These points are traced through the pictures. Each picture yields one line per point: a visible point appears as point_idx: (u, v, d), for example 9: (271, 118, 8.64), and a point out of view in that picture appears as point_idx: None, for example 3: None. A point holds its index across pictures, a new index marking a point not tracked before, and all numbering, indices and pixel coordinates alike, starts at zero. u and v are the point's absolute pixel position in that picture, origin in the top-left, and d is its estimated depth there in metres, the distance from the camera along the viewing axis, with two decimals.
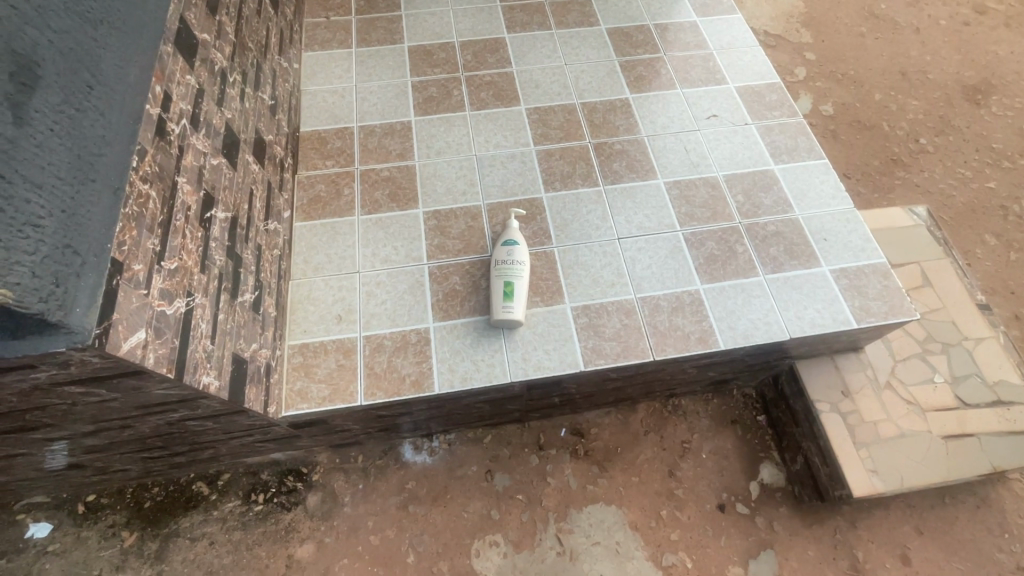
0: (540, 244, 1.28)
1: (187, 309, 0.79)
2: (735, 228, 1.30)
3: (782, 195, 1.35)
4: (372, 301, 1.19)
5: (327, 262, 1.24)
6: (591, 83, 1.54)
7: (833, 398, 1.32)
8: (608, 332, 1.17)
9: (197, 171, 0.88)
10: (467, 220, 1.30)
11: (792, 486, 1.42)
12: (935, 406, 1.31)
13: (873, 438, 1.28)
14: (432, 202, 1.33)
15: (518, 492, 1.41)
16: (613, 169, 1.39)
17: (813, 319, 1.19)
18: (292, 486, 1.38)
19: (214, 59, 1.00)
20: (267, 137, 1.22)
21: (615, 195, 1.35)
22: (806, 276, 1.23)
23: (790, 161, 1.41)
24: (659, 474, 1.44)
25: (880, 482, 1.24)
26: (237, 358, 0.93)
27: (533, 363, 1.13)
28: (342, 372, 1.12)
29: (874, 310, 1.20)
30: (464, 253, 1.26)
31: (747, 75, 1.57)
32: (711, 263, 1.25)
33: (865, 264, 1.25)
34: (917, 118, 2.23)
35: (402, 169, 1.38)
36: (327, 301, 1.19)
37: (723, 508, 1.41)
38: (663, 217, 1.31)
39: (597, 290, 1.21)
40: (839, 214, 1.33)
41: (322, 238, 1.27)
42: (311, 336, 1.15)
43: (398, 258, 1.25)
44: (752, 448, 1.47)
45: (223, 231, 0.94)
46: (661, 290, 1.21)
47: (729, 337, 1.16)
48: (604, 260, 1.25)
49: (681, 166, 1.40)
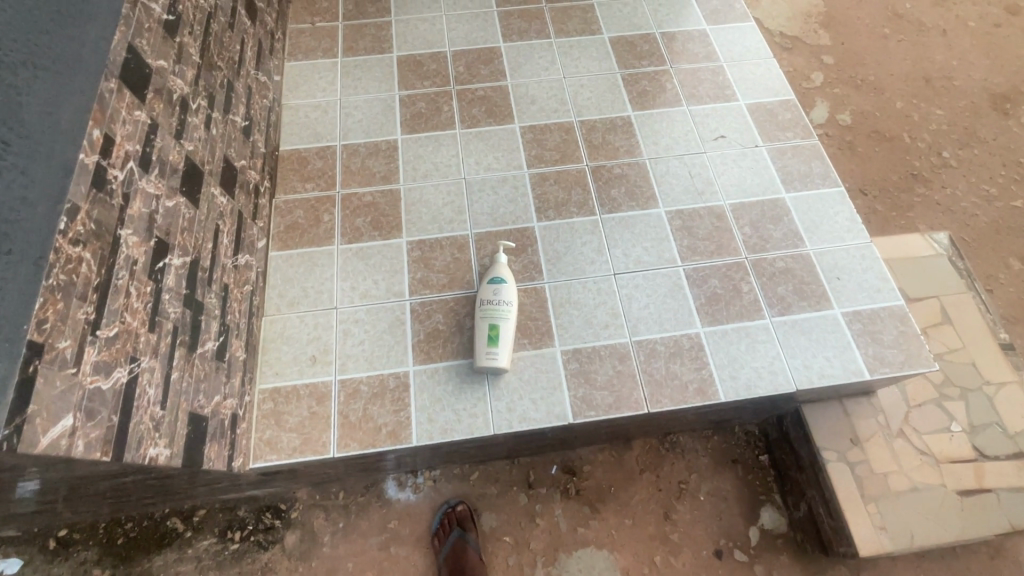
0: (530, 278, 1.19)
1: (130, 378, 0.72)
2: (741, 264, 1.21)
3: (793, 227, 1.26)
4: (349, 341, 1.12)
5: (303, 297, 1.17)
6: (591, 98, 1.44)
7: (841, 446, 1.24)
8: (600, 380, 1.09)
9: (146, 218, 0.80)
10: (452, 251, 1.22)
11: (793, 533, 1.35)
12: (950, 458, 1.22)
13: (883, 491, 1.20)
14: (416, 231, 1.25)
15: (505, 534, 1.35)
16: (611, 196, 1.29)
17: (823, 369, 1.10)
18: (270, 524, 1.32)
19: (173, 87, 0.92)
20: (239, 162, 1.14)
21: (612, 225, 1.26)
22: (817, 319, 1.14)
23: (803, 188, 1.31)
24: (654, 517, 1.37)
25: (889, 540, 1.16)
26: (195, 416, 0.87)
27: (518, 414, 1.06)
28: (314, 421, 1.05)
29: (890, 359, 1.10)
30: (449, 288, 1.18)
31: (759, 91, 1.46)
32: (714, 303, 1.16)
33: (880, 307, 1.16)
34: (940, 129, 2.11)
35: (385, 194, 1.30)
36: (301, 340, 1.12)
37: (720, 555, 1.34)
38: (663, 251, 1.22)
39: (589, 332, 1.13)
40: (854, 249, 1.23)
41: (299, 270, 1.20)
42: (282, 380, 1.08)
43: (378, 294, 1.17)
44: (752, 490, 1.39)
45: (179, 278, 0.87)
46: (658, 334, 1.13)
47: (731, 388, 1.08)
48: (598, 298, 1.17)
49: (685, 193, 1.30)
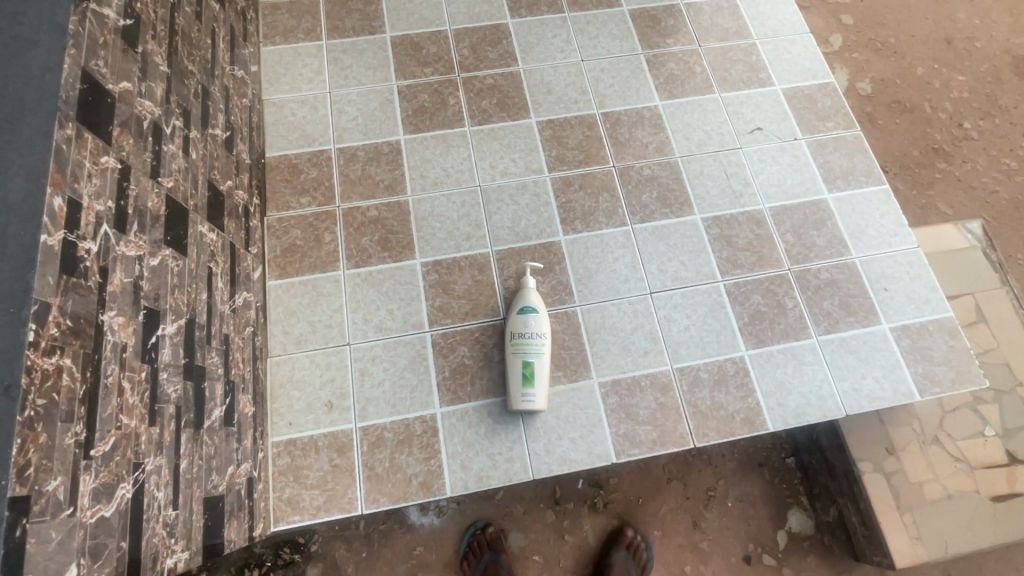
0: (560, 302, 1.09)
1: (136, 488, 0.62)
2: (784, 276, 1.13)
3: (837, 233, 1.17)
4: (366, 382, 1.02)
5: (311, 333, 1.05)
6: (614, 86, 1.29)
7: (877, 457, 1.22)
8: (642, 415, 1.02)
9: (131, 289, 0.67)
10: (473, 273, 1.11)
11: (821, 535, 1.34)
12: (984, 463, 1.22)
13: (919, 501, 1.19)
14: (430, 251, 1.12)
15: (534, 553, 1.32)
16: (642, 202, 1.18)
17: (872, 392, 1.05)
18: (289, 558, 1.26)
19: (142, 112, 0.75)
20: (224, 185, 0.98)
21: (645, 236, 1.15)
22: (864, 336, 1.08)
23: (845, 187, 1.21)
24: (683, 527, 1.35)
25: (923, 550, 1.16)
26: (210, 499, 0.77)
27: (557, 456, 0.99)
28: (337, 474, 0.96)
29: (940, 378, 1.06)
30: (472, 316, 1.07)
31: (796, 74, 1.32)
32: (758, 322, 1.09)
33: (929, 320, 1.10)
34: (962, 97, 1.99)
35: (392, 207, 1.16)
36: (314, 383, 1.02)
37: (749, 561, 1.34)
38: (702, 264, 1.13)
39: (628, 360, 1.05)
40: (901, 256, 1.15)
41: (302, 301, 1.08)
42: (297, 430, 0.99)
43: (394, 326, 1.06)
44: (780, 494, 1.38)
45: (175, 349, 0.74)
46: (700, 359, 1.06)
47: (779, 417, 1.02)
48: (635, 322, 1.08)
49: (721, 196, 1.19)
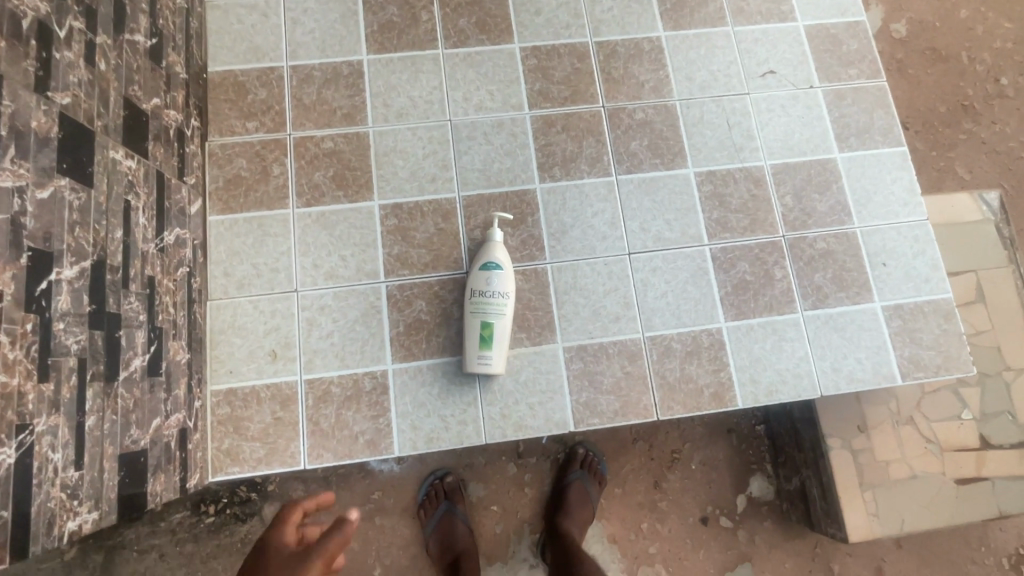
0: (530, 258, 1.00)
1: (21, 453, 0.56)
2: (776, 244, 1.03)
3: (841, 198, 1.06)
4: (314, 332, 0.95)
5: (255, 276, 0.97)
6: (612, 10, 1.12)
7: (847, 433, 1.19)
8: (606, 384, 0.96)
9: (7, 228, 0.57)
10: (436, 220, 1.00)
11: (780, 501, 1.34)
12: (955, 446, 1.19)
13: (882, 479, 1.17)
14: (390, 193, 1.01)
15: (493, 503, 1.31)
16: (631, 151, 1.05)
17: (853, 373, 0.99)
18: (246, 496, 1.26)
19: (18, 7, 0.62)
20: (150, 103, 0.85)
21: (629, 189, 1.04)
22: (853, 313, 1.01)
23: (859, 146, 1.09)
24: (644, 486, 1.35)
25: (878, 526, 1.15)
26: (128, 455, 0.72)
27: (513, 422, 0.94)
28: (279, 428, 0.92)
29: (925, 363, 1.00)
30: (432, 268, 0.99)
31: (824, 9, 1.15)
32: (741, 292, 1.01)
33: (925, 300, 1.02)
34: (1005, 47, 1.79)
35: (350, 139, 1.03)
36: (257, 331, 0.95)
37: (706, 521, 1.34)
38: (688, 225, 1.03)
39: (597, 325, 0.98)
40: (907, 228, 1.05)
41: (247, 241, 0.98)
42: (238, 379, 0.93)
43: (347, 274, 0.98)
44: (745, 460, 1.36)
45: (77, 295, 0.66)
46: (674, 328, 0.99)
47: (750, 394, 0.97)
48: (609, 284, 1.00)
49: (719, 149, 1.07)
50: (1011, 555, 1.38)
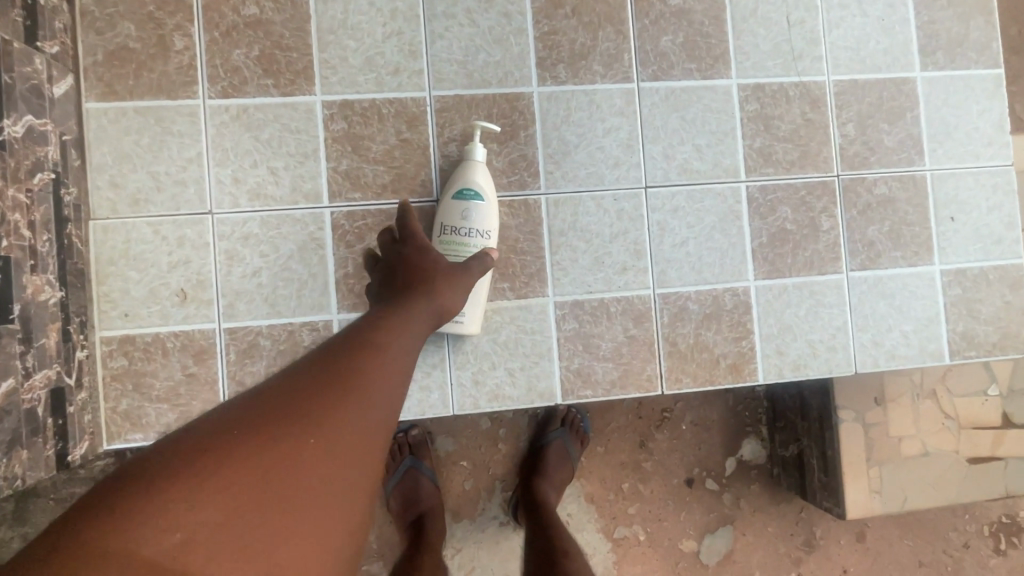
0: (520, 186, 0.78)
1: None
2: (828, 185, 0.82)
3: (914, 131, 0.84)
4: (236, 268, 0.74)
5: (154, 190, 0.73)
6: None
7: (862, 406, 1.06)
8: (603, 349, 0.78)
9: None
10: (399, 128, 0.76)
11: (772, 466, 1.25)
12: (974, 423, 1.08)
13: (892, 455, 1.07)
14: (336, 86, 0.75)
15: (462, 459, 1.18)
16: (660, 50, 0.80)
17: (894, 349, 0.83)
18: None
19: None
20: None
21: (653, 102, 0.80)
22: (907, 277, 0.83)
23: (946, 64, 0.85)
24: (629, 445, 1.23)
25: (879, 503, 1.06)
26: None
27: (488, 390, 0.77)
28: (192, 387, 0.73)
29: (979, 340, 0.84)
30: (392, 192, 0.76)
31: None
32: (778, 244, 0.81)
33: (992, 266, 0.84)
34: None
35: (282, 5, 0.75)
36: (159, 264, 0.73)
37: (692, 484, 1.24)
38: (723, 154, 0.81)
39: (597, 278, 0.78)
40: (987, 175, 0.85)
41: (140, 141, 0.73)
42: (136, 325, 0.72)
43: (278, 194, 0.74)
44: (740, 422, 1.25)
45: None
46: (692, 285, 0.80)
47: (773, 368, 0.81)
48: (617, 226, 0.79)
49: (772, 56, 0.82)
50: (993, 523, 1.33)
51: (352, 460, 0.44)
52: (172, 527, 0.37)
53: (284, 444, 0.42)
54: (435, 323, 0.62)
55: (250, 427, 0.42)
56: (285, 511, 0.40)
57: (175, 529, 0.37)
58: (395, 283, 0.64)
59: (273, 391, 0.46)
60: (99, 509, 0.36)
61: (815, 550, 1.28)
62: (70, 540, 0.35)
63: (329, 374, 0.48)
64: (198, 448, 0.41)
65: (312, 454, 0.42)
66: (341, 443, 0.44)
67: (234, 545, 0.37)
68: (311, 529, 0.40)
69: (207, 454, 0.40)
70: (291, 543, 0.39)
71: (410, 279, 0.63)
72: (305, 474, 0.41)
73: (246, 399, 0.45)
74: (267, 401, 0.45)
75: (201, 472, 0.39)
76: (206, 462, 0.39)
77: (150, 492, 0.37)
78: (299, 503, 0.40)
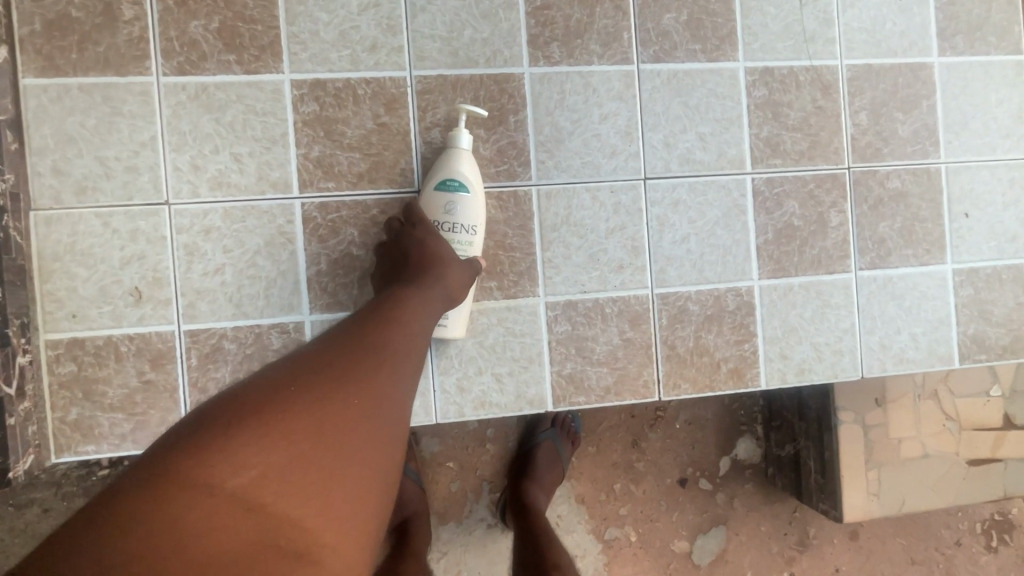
0: (509, 176, 0.71)
1: None
2: (838, 178, 0.77)
3: (930, 121, 0.79)
4: (196, 265, 0.67)
5: (103, 177, 0.65)
6: None
7: (862, 407, 1.03)
8: (597, 353, 0.73)
9: None
10: (377, 111, 0.69)
11: (766, 466, 1.22)
12: (975, 424, 1.05)
13: (891, 457, 1.04)
14: (306, 63, 0.68)
15: (448, 459, 1.14)
16: (662, 29, 0.74)
17: (902, 353, 0.79)
18: None
19: None
20: None
21: (654, 86, 0.74)
22: (918, 277, 0.79)
23: (965, 49, 0.79)
24: (621, 445, 1.19)
25: (876, 506, 1.04)
26: None
27: (473, 397, 0.71)
28: (149, 394, 0.66)
29: (990, 343, 0.80)
30: (369, 182, 0.69)
31: None
32: (784, 242, 0.76)
33: (1005, 265, 0.80)
34: None
35: None
36: (109, 260, 0.66)
37: (685, 484, 1.21)
38: (728, 144, 0.75)
39: (592, 277, 0.73)
40: (1003, 169, 0.80)
41: (86, 122, 0.65)
42: (85, 327, 0.65)
43: (242, 182, 0.67)
44: (735, 421, 1.21)
45: None
46: (692, 285, 0.75)
47: (776, 372, 0.76)
48: (614, 220, 0.73)
49: (782, 37, 0.76)
50: (985, 521, 1.30)
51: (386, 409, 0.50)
52: (245, 463, 0.42)
53: (331, 395, 0.47)
54: (449, 302, 0.63)
55: (299, 382, 0.48)
56: (328, 461, 0.45)
57: (249, 464, 0.42)
58: (400, 263, 0.64)
59: (313, 355, 0.51)
60: (180, 450, 0.42)
61: (807, 550, 1.24)
62: (155, 478, 0.40)
63: (355, 343, 0.53)
64: (255, 399, 0.46)
65: (353, 405, 0.48)
66: (379, 395, 0.50)
67: (300, 479, 0.43)
68: (361, 464, 0.47)
69: (264, 404, 0.45)
70: (334, 488, 0.44)
71: (421, 258, 0.63)
72: (350, 420, 0.47)
73: (287, 362, 0.51)
74: (309, 361, 0.50)
75: (261, 420, 0.44)
76: (267, 410, 0.45)
77: (223, 435, 0.43)
78: (350, 441, 0.46)
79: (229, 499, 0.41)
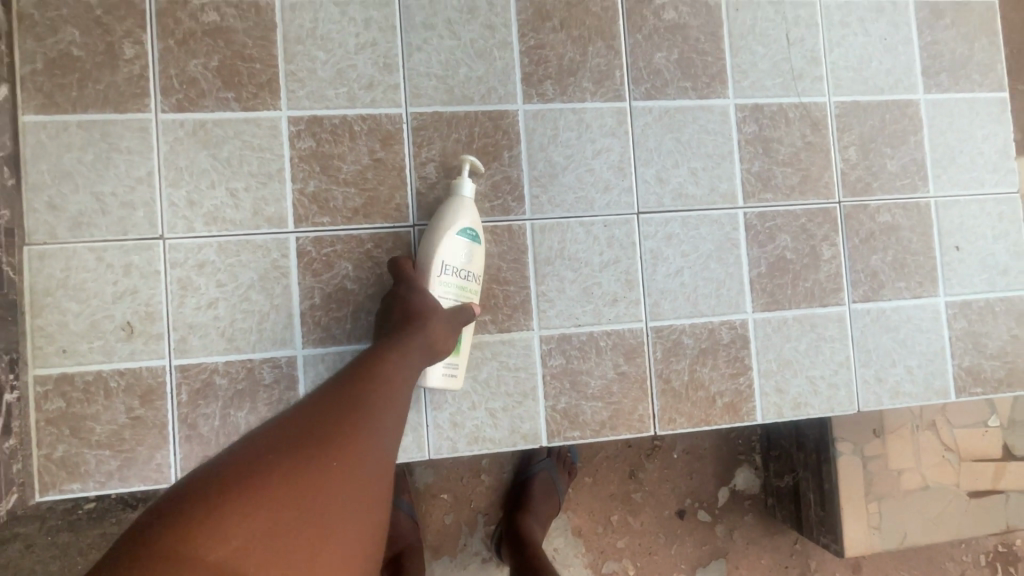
0: (504, 211, 0.72)
1: None
2: (830, 212, 0.78)
3: (918, 156, 0.80)
4: (189, 299, 0.67)
5: (98, 212, 0.66)
6: None
7: (860, 438, 1.02)
8: (592, 387, 0.73)
9: None
10: (373, 147, 0.70)
11: (765, 496, 1.20)
12: (975, 455, 1.04)
13: (891, 489, 1.02)
14: (303, 101, 0.69)
15: (442, 491, 1.12)
16: (653, 67, 0.75)
17: (898, 386, 0.78)
18: None
19: None
20: None
21: (646, 122, 0.75)
22: (912, 310, 0.79)
23: (949, 86, 0.81)
24: (618, 476, 1.17)
25: (878, 540, 1.02)
26: None
27: (466, 432, 0.71)
28: (138, 430, 0.65)
29: (986, 376, 0.80)
30: (365, 217, 0.70)
31: None
32: (778, 275, 0.77)
33: (998, 298, 0.80)
34: None
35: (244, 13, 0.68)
36: (102, 294, 0.66)
37: (683, 515, 1.19)
38: (720, 179, 0.76)
39: (586, 310, 0.73)
40: (992, 203, 0.81)
41: (83, 158, 0.66)
42: (75, 363, 0.65)
43: (237, 217, 0.68)
44: (733, 451, 1.20)
45: None
46: (686, 318, 0.75)
47: (773, 406, 0.76)
48: (607, 254, 0.74)
49: (771, 75, 0.78)
50: (990, 553, 1.28)
51: (370, 466, 0.51)
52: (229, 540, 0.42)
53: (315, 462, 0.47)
54: (439, 351, 0.62)
55: (286, 448, 0.47)
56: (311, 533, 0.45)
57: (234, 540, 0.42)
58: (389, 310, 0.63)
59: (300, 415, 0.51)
60: (169, 524, 0.41)
61: None
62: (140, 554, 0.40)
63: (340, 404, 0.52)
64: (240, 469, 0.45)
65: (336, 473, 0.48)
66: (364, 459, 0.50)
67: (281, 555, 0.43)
68: (343, 533, 0.47)
69: (249, 470, 0.45)
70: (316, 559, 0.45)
71: (411, 311, 0.63)
72: (333, 483, 0.47)
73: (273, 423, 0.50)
74: (295, 423, 0.50)
75: (245, 488, 0.44)
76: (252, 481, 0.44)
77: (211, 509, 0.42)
78: (332, 512, 0.46)
79: (211, 572, 0.41)
